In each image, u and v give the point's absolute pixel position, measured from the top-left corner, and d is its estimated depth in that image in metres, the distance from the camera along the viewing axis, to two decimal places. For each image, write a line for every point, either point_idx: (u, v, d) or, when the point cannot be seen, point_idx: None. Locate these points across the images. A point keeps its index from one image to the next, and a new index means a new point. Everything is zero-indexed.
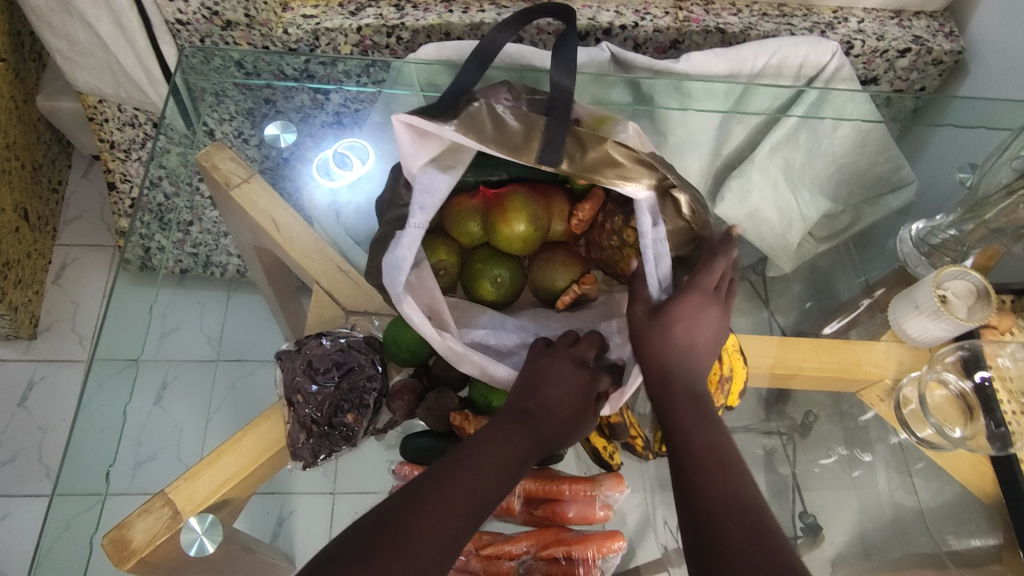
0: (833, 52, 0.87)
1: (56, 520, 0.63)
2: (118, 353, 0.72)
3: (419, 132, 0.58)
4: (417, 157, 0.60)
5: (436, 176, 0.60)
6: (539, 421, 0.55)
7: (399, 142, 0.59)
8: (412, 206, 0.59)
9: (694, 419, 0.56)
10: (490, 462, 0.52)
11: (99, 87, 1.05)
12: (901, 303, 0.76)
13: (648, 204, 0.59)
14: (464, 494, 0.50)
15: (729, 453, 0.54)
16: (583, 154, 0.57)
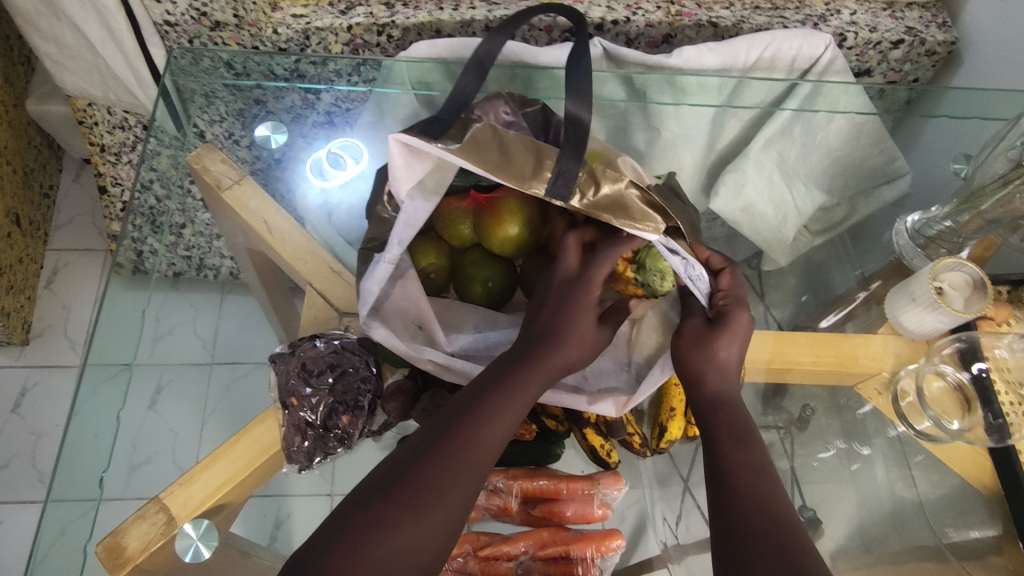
0: (826, 45, 0.86)
1: (51, 526, 0.63)
2: (111, 357, 0.71)
3: (415, 151, 0.57)
4: (407, 179, 0.58)
5: (422, 202, 0.59)
6: (557, 355, 0.55)
7: (391, 162, 0.57)
8: (391, 239, 0.59)
9: (729, 437, 0.54)
10: (508, 402, 0.52)
11: (88, 90, 1.04)
12: (897, 295, 0.76)
13: (663, 245, 0.58)
14: (486, 438, 0.50)
15: (766, 470, 0.52)
16: (597, 188, 0.58)
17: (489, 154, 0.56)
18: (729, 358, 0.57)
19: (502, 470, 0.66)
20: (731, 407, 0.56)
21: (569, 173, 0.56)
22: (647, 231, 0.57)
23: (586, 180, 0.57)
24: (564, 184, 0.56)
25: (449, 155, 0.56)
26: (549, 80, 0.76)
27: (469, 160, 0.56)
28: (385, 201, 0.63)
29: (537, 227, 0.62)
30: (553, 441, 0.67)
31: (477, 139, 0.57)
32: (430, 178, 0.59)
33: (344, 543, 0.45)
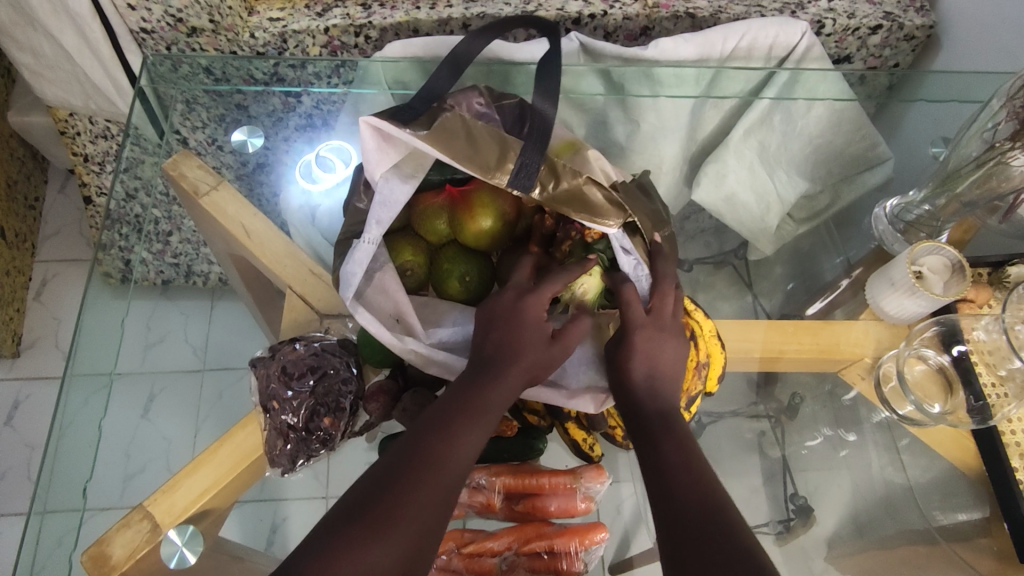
0: (803, 32, 0.86)
1: (42, 538, 0.62)
2: (95, 368, 0.70)
3: (386, 137, 0.57)
4: (381, 163, 0.58)
5: (398, 184, 0.59)
6: (519, 372, 0.55)
7: (363, 146, 0.57)
8: (369, 220, 0.59)
9: (661, 433, 0.55)
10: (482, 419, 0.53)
11: (68, 100, 1.03)
12: (878, 280, 0.76)
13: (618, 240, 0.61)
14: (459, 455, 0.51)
15: (703, 469, 0.52)
16: (559, 179, 0.57)
17: (455, 144, 0.55)
18: (651, 374, 0.58)
19: (485, 466, 0.66)
20: (662, 412, 0.56)
21: (531, 168, 0.55)
22: (604, 226, 0.59)
23: (548, 175, 0.57)
24: (526, 176, 0.55)
25: (415, 142, 0.55)
26: (526, 76, 0.76)
27: (435, 147, 0.55)
28: (361, 193, 0.63)
29: (512, 220, 0.63)
30: (536, 437, 0.66)
31: (444, 127, 0.56)
32: (406, 163, 0.60)
33: (316, 566, 0.44)
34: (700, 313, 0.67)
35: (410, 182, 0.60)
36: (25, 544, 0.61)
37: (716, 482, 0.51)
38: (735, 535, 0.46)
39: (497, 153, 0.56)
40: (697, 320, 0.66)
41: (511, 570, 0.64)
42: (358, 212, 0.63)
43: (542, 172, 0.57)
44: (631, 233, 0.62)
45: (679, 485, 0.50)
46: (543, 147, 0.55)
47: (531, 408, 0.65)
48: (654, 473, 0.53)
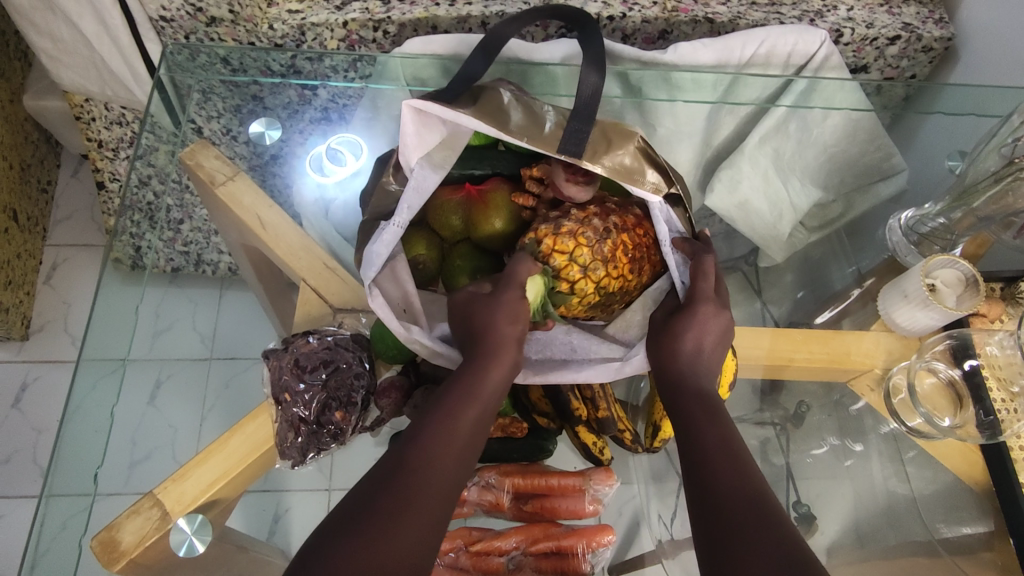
0: (821, 41, 0.86)
1: (50, 521, 0.62)
2: (107, 354, 0.71)
3: (426, 118, 0.58)
4: (418, 148, 0.59)
5: (430, 172, 0.60)
6: (487, 373, 0.53)
7: (402, 130, 0.58)
8: (400, 203, 0.59)
9: (702, 417, 0.54)
10: (454, 419, 0.51)
11: (85, 85, 1.04)
12: (891, 292, 0.76)
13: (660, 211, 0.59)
14: (433, 458, 0.49)
15: (743, 455, 0.51)
16: (609, 149, 0.56)
17: (502, 117, 0.57)
18: (700, 347, 0.57)
19: (494, 465, 0.67)
20: (701, 393, 0.56)
21: (581, 135, 0.54)
22: (648, 192, 0.58)
23: (598, 140, 0.56)
24: (576, 142, 0.54)
25: (460, 117, 0.57)
26: (544, 76, 0.76)
27: (482, 121, 0.57)
28: (389, 174, 0.63)
29: (525, 220, 0.63)
30: (545, 437, 0.68)
31: (490, 102, 0.58)
32: (438, 151, 0.61)
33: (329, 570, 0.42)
34: None
35: (440, 170, 0.61)
36: (32, 526, 0.62)
37: (754, 465, 0.50)
38: (778, 521, 0.46)
39: (545, 124, 0.58)
40: None
41: (518, 569, 0.64)
42: (387, 193, 0.63)
43: (593, 136, 0.56)
44: (673, 205, 0.61)
45: (719, 474, 0.49)
46: (590, 116, 0.53)
47: (541, 409, 0.65)
48: (689, 452, 0.52)
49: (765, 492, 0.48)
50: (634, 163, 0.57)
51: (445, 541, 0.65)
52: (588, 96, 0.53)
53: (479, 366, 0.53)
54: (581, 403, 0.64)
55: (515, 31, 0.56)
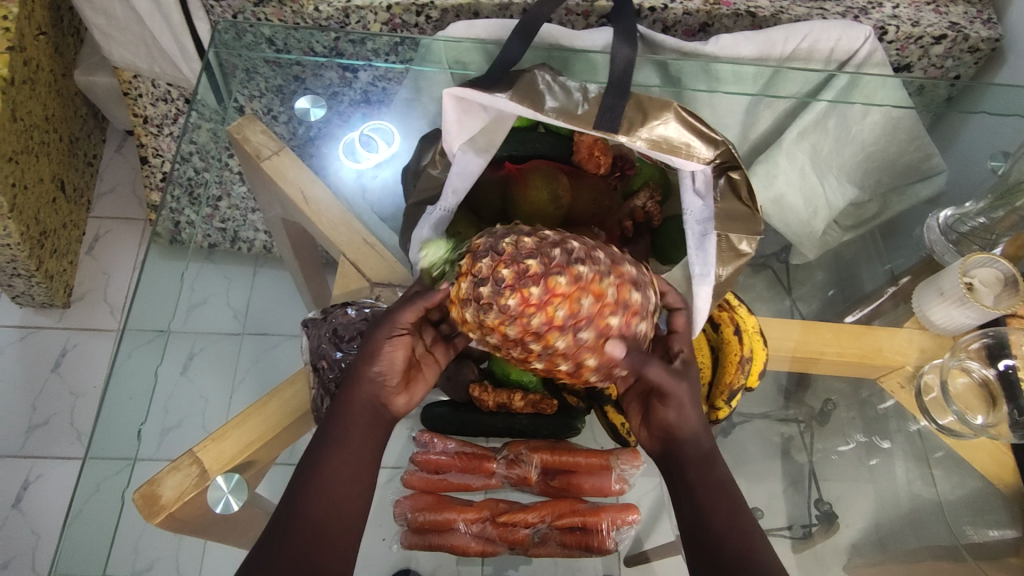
0: (866, 37, 0.85)
1: (88, 480, 0.65)
2: (147, 323, 0.73)
3: (466, 106, 0.59)
4: (460, 134, 0.61)
5: (473, 157, 0.62)
6: (356, 408, 0.57)
7: (444, 117, 0.60)
8: (445, 187, 0.62)
9: (704, 486, 0.56)
10: (324, 469, 0.55)
11: (134, 62, 1.07)
12: (927, 289, 0.76)
13: (703, 176, 0.59)
14: (307, 513, 0.54)
15: (750, 522, 0.55)
16: (645, 120, 0.56)
17: (537, 98, 0.57)
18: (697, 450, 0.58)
19: (523, 440, 0.67)
20: (704, 455, 0.58)
21: (615, 111, 0.55)
22: (690, 161, 0.58)
23: (633, 113, 0.56)
24: (611, 118, 0.55)
25: (499, 102, 0.57)
26: (586, 63, 0.76)
27: (519, 104, 0.57)
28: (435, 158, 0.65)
29: (568, 199, 0.63)
30: (575, 416, 0.67)
31: (527, 84, 0.58)
32: (480, 137, 0.61)
33: None
34: (744, 309, 0.68)
35: (484, 155, 0.62)
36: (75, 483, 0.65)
37: (762, 538, 0.54)
38: None
39: (581, 104, 0.57)
40: (740, 316, 0.67)
41: (543, 542, 0.67)
42: (431, 179, 0.65)
43: (628, 109, 0.56)
44: (718, 174, 0.59)
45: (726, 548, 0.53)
46: (625, 89, 0.55)
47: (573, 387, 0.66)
48: (693, 511, 0.56)
49: (764, 555, 0.53)
50: (676, 133, 0.57)
51: (472, 512, 0.66)
52: (621, 69, 0.55)
53: (344, 413, 0.57)
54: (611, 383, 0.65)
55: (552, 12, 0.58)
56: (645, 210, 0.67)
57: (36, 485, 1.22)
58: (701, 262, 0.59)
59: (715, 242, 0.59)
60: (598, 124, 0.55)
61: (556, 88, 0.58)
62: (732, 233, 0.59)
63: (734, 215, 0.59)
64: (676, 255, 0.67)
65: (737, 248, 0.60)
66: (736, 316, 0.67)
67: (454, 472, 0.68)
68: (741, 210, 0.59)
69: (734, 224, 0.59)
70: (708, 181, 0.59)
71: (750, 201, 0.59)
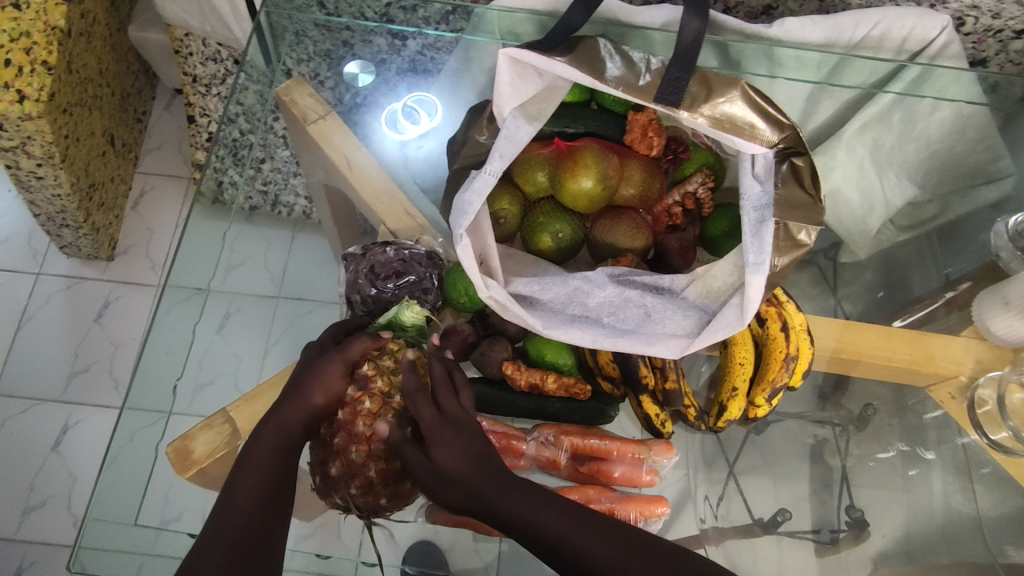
0: (943, 27, 0.80)
1: (122, 430, 0.68)
2: (188, 280, 0.75)
3: (522, 70, 0.57)
4: (512, 99, 0.58)
5: (524, 123, 0.59)
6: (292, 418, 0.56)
7: (497, 78, 0.57)
8: (492, 152, 0.58)
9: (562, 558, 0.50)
10: (245, 492, 0.51)
11: (186, 19, 1.07)
12: (988, 298, 0.74)
13: (765, 161, 0.57)
14: (235, 526, 0.50)
15: None
16: (709, 98, 0.54)
17: (598, 65, 0.55)
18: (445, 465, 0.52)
19: (553, 424, 0.66)
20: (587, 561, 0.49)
21: (680, 83, 0.53)
22: (753, 143, 0.56)
23: (697, 88, 0.54)
24: (673, 91, 0.53)
25: (555, 66, 0.56)
26: (642, 40, 0.73)
27: (580, 70, 0.55)
28: (482, 126, 0.63)
29: (611, 182, 0.62)
30: (608, 403, 0.66)
31: (587, 50, 0.56)
32: (532, 105, 0.60)
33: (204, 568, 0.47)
34: (792, 305, 0.66)
35: (534, 123, 0.60)
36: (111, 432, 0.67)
37: None
38: None
39: (643, 74, 0.55)
40: (787, 312, 0.65)
41: None
42: (477, 145, 0.63)
43: (691, 84, 0.54)
44: (782, 161, 0.56)
45: None
46: (691, 62, 0.52)
47: (607, 373, 0.64)
48: None
49: None
50: (743, 112, 0.54)
51: None
52: (690, 42, 0.52)
53: (280, 419, 0.55)
54: (650, 372, 0.62)
55: None
56: (695, 197, 0.65)
57: (75, 430, 1.26)
58: (756, 251, 0.55)
59: (773, 231, 0.56)
60: (659, 99, 0.53)
61: (618, 56, 0.55)
62: (791, 222, 0.56)
63: (795, 202, 0.56)
64: (727, 245, 0.64)
65: (796, 238, 0.56)
66: (784, 311, 0.65)
67: None
68: (803, 199, 0.56)
69: (795, 211, 0.56)
70: (769, 166, 0.57)
71: (814, 189, 0.55)
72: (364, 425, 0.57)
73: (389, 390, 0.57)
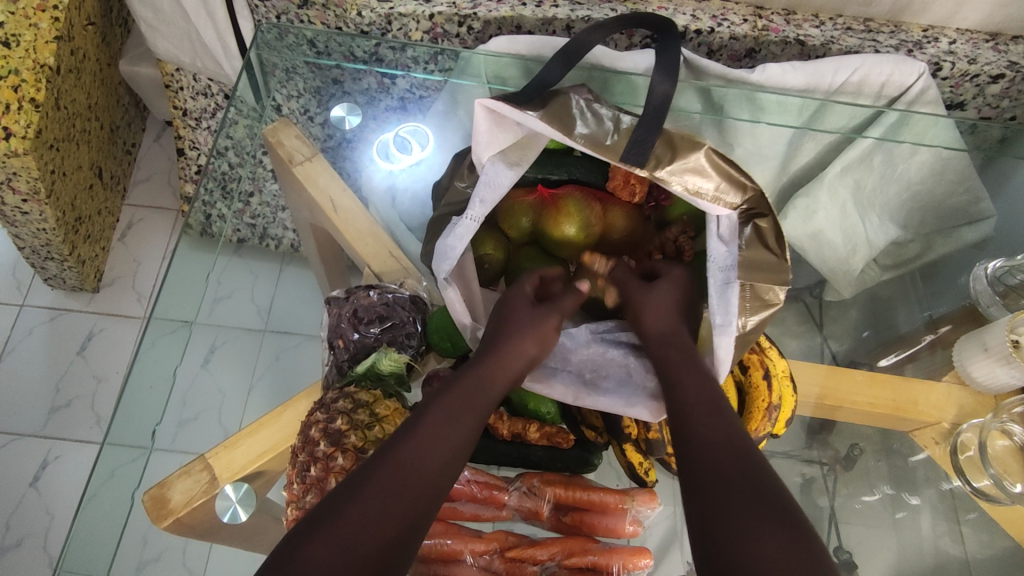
0: (919, 74, 0.82)
1: (102, 467, 0.65)
2: (174, 313, 0.73)
3: (499, 119, 0.58)
4: (490, 146, 0.59)
5: (503, 168, 0.60)
6: (491, 374, 0.57)
7: (475, 128, 0.58)
8: (472, 199, 0.60)
9: (699, 416, 0.54)
10: (428, 432, 0.52)
11: (177, 55, 1.07)
12: (969, 344, 0.74)
13: (730, 222, 0.57)
14: (412, 464, 0.50)
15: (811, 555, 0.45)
16: (673, 159, 0.55)
17: (567, 121, 0.56)
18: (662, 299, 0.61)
19: (537, 472, 0.65)
20: (739, 469, 0.50)
21: (646, 144, 0.54)
22: (717, 205, 0.57)
23: (662, 150, 0.55)
24: (639, 152, 0.54)
25: (528, 118, 0.56)
26: (626, 85, 0.74)
27: (549, 124, 0.56)
28: (464, 173, 0.64)
29: (594, 228, 0.64)
30: (591, 451, 0.66)
31: (560, 106, 0.57)
32: (512, 150, 0.60)
33: (363, 494, 0.48)
34: (775, 352, 0.66)
35: (516, 168, 0.60)
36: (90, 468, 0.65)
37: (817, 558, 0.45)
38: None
39: (610, 133, 0.55)
40: (771, 360, 0.65)
41: None
42: (458, 192, 0.64)
43: (656, 146, 0.55)
44: (745, 223, 0.57)
45: (734, 518, 0.47)
46: (658, 124, 0.53)
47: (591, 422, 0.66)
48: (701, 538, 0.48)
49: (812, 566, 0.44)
50: (710, 169, 0.55)
51: (482, 543, 0.62)
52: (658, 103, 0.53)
53: (476, 377, 0.56)
54: (633, 422, 0.63)
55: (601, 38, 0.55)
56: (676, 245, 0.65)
57: (55, 466, 1.23)
58: (721, 313, 0.57)
59: (738, 293, 0.56)
60: (624, 160, 0.54)
61: (589, 115, 0.56)
62: (758, 283, 0.56)
63: (760, 262, 0.56)
64: None
65: (764, 298, 0.57)
66: (767, 360, 0.65)
67: (463, 500, 0.64)
68: (769, 259, 0.56)
69: (759, 272, 0.56)
70: (733, 228, 0.57)
71: (779, 250, 0.56)
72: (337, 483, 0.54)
73: (362, 445, 0.56)
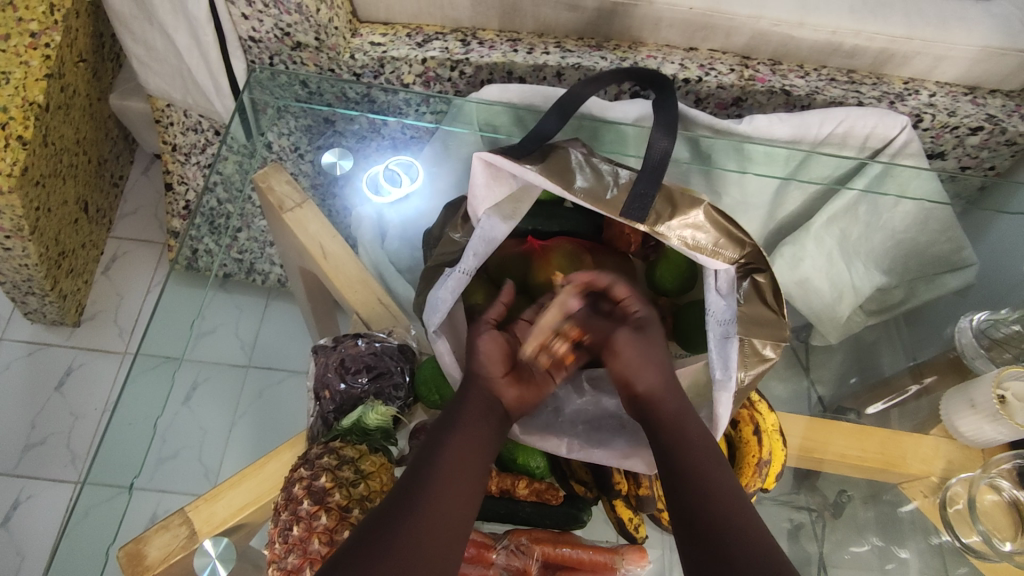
0: (902, 126, 0.84)
1: (80, 504, 0.64)
2: (156, 349, 0.71)
3: (496, 173, 0.59)
4: (486, 200, 0.60)
5: (498, 222, 0.59)
6: (476, 408, 0.57)
7: (472, 180, 0.60)
8: (466, 250, 0.59)
9: (708, 463, 0.54)
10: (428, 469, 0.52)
11: (168, 92, 1.06)
12: (956, 398, 0.75)
13: (727, 277, 0.57)
14: (419, 502, 0.50)
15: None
16: (673, 214, 0.55)
17: (566, 176, 0.56)
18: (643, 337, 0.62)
19: (526, 530, 0.63)
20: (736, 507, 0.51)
21: (646, 198, 0.54)
22: (715, 259, 0.57)
23: (662, 206, 0.55)
24: (640, 206, 0.54)
25: (526, 172, 0.56)
26: (615, 134, 0.75)
27: (547, 177, 0.56)
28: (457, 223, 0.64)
29: None
30: (581, 508, 0.65)
31: (558, 161, 0.57)
32: (506, 203, 0.60)
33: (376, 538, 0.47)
34: (765, 406, 0.66)
35: (511, 220, 0.60)
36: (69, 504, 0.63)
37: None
38: None
39: (610, 188, 0.56)
40: (760, 413, 0.65)
41: None
42: (451, 242, 0.64)
43: (657, 202, 0.55)
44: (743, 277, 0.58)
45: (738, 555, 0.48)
46: (658, 178, 0.54)
47: (580, 477, 0.65)
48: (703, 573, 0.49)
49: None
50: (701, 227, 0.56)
51: None
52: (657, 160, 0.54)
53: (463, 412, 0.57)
54: (623, 478, 0.64)
55: (592, 91, 0.57)
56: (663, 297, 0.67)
57: (27, 505, 1.20)
58: (722, 368, 0.57)
59: (737, 347, 0.57)
60: (627, 213, 0.54)
61: (587, 169, 0.57)
62: (756, 338, 0.57)
63: (758, 318, 0.57)
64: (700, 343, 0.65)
65: (762, 353, 0.57)
66: (757, 414, 0.65)
67: None
68: (767, 316, 0.57)
69: (759, 328, 0.57)
70: (732, 282, 0.58)
71: (776, 305, 0.58)
72: (319, 544, 0.53)
73: (347, 504, 0.55)
